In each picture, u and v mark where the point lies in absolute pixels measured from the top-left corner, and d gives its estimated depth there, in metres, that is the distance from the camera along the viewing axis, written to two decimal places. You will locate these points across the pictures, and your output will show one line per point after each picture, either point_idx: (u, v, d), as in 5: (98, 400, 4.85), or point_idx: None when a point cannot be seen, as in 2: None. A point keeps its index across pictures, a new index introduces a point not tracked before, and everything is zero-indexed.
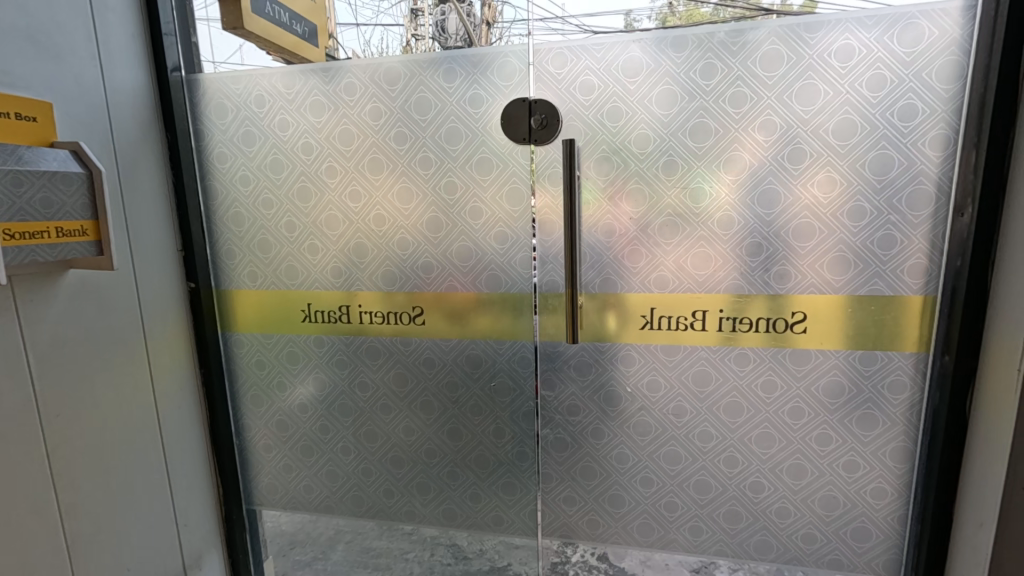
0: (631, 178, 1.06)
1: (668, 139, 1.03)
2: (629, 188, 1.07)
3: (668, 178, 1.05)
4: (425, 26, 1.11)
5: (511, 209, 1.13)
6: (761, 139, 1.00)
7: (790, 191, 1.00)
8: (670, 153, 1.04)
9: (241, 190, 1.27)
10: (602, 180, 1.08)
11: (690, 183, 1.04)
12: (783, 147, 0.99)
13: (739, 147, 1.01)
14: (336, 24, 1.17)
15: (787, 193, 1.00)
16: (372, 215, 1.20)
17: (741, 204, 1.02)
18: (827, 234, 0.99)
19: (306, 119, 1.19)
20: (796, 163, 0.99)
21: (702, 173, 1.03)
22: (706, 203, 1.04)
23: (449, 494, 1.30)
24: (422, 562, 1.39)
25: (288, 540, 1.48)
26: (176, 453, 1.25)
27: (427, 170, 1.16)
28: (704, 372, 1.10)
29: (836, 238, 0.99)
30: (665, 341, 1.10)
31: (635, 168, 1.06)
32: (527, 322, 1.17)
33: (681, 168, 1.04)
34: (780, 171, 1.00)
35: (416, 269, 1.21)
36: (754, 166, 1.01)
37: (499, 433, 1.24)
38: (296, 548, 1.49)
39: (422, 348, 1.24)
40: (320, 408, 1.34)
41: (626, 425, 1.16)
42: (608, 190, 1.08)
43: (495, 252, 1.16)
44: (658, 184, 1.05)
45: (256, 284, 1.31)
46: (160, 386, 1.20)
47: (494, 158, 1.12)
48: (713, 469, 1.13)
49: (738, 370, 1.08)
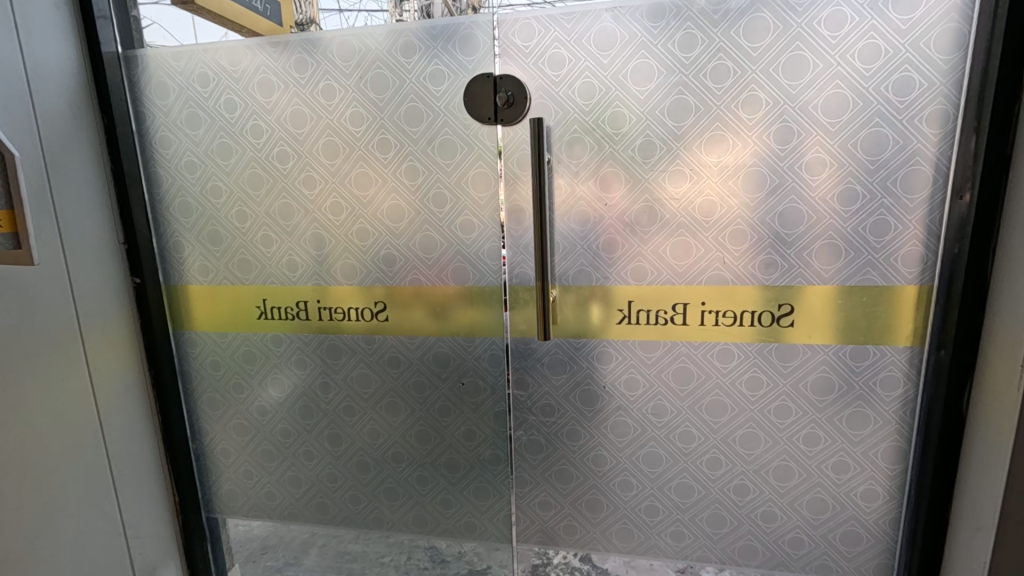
0: (606, 161, 0.98)
1: (645, 119, 0.95)
2: (604, 172, 0.99)
3: (646, 160, 0.97)
4: (409, 11, 1.00)
5: (477, 195, 1.05)
6: (744, 117, 0.92)
7: (778, 174, 0.92)
8: (647, 134, 0.96)
9: (187, 177, 1.17)
10: (573, 163, 1.00)
11: (670, 166, 0.96)
12: (769, 126, 0.91)
13: (722, 126, 0.93)
14: (318, 9, 1.04)
15: (773, 176, 0.92)
16: (328, 204, 1.11)
17: (724, 189, 0.95)
18: (816, 220, 0.92)
19: (255, 100, 1.09)
20: (783, 144, 0.91)
21: (681, 157, 0.95)
22: (687, 188, 0.96)
23: (419, 500, 1.23)
24: (399, 566, 1.31)
25: (259, 545, 1.41)
26: (122, 462, 1.17)
27: (386, 155, 1.07)
28: (685, 368, 1.02)
29: (825, 225, 0.92)
30: (644, 337, 1.03)
31: (611, 150, 0.98)
32: (498, 315, 1.09)
33: (659, 150, 0.96)
34: (767, 153, 0.92)
35: (378, 262, 1.12)
36: (738, 147, 0.93)
37: (469, 436, 1.17)
38: (266, 553, 1.41)
39: (387, 346, 1.16)
40: (281, 410, 1.26)
41: (604, 426, 1.09)
42: (583, 174, 1.00)
43: (461, 242, 1.07)
44: (636, 168, 0.97)
45: (207, 279, 1.22)
46: (102, 390, 1.11)
47: (458, 141, 1.03)
48: (695, 471, 1.07)
49: (721, 367, 1.01)
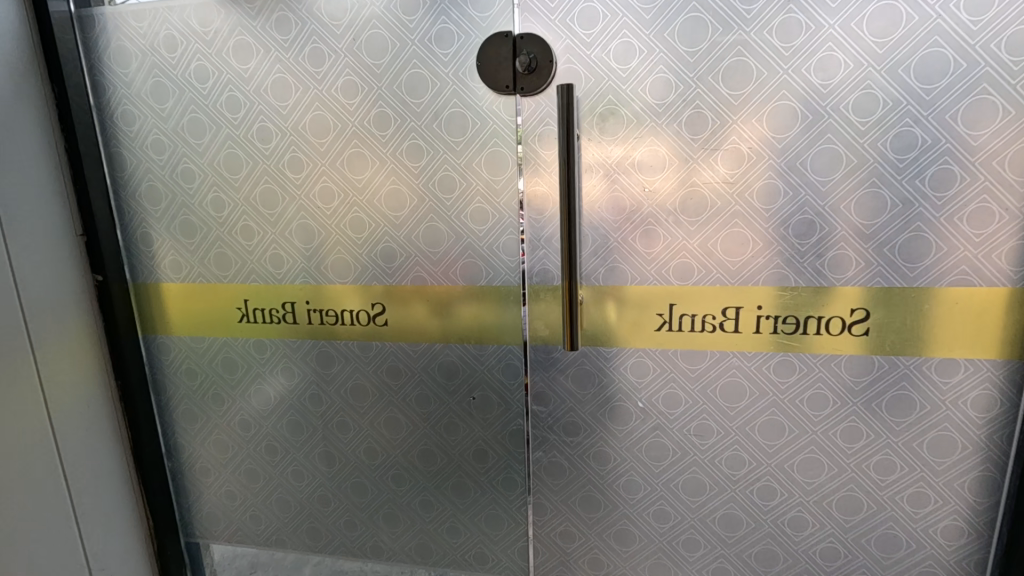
0: (647, 136, 0.82)
1: (695, 87, 0.79)
2: (643, 151, 0.83)
3: (695, 136, 0.81)
4: None
5: (491, 179, 0.89)
6: (818, 82, 0.76)
7: (856, 152, 0.77)
8: (696, 104, 0.80)
9: (154, 158, 1.01)
10: (607, 140, 0.84)
11: (723, 144, 0.80)
12: (848, 94, 0.75)
13: (789, 94, 0.77)
14: None
15: (850, 155, 0.77)
16: (317, 189, 0.95)
17: (787, 171, 0.79)
18: (901, 208, 0.77)
19: (230, 67, 0.93)
20: (863, 116, 0.75)
21: (737, 132, 0.79)
22: (743, 170, 0.80)
23: (422, 527, 1.08)
24: None
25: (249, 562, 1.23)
26: (85, 485, 1.02)
27: (384, 132, 0.91)
28: (736, 383, 0.88)
29: (912, 214, 0.77)
30: (687, 346, 0.88)
31: (652, 124, 0.82)
32: (514, 317, 0.94)
33: (711, 125, 0.80)
34: (843, 127, 0.76)
35: (375, 258, 0.96)
36: (808, 120, 0.77)
37: (481, 457, 1.02)
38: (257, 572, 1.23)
39: (385, 354, 1.01)
40: (266, 425, 1.11)
41: (637, 447, 0.94)
42: (617, 153, 0.84)
43: (472, 235, 0.92)
44: (682, 146, 0.82)
45: (179, 276, 1.06)
46: (58, 405, 0.96)
47: (469, 114, 0.87)
48: (743, 501, 0.92)
49: (779, 382, 0.86)
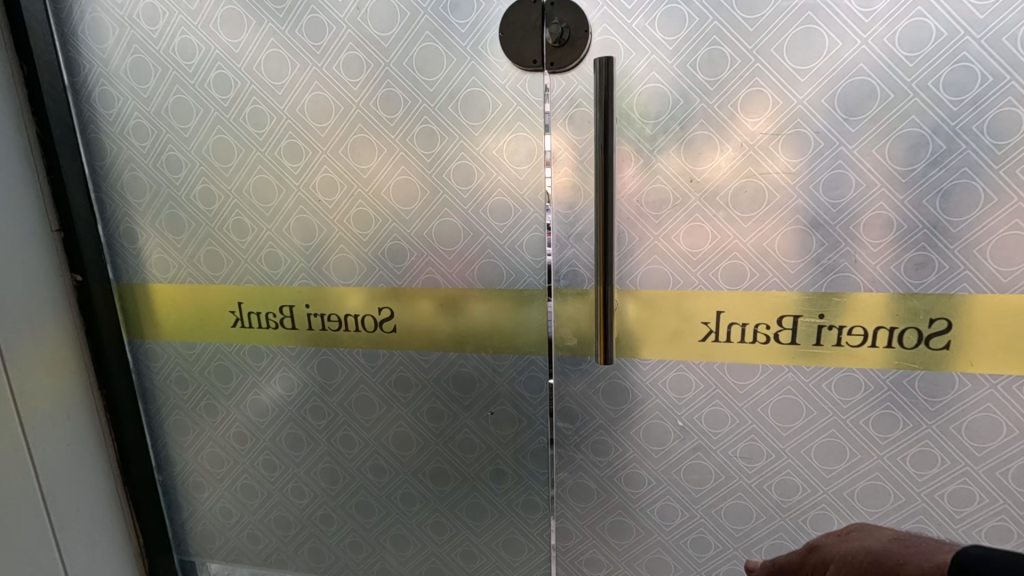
0: (695, 119, 0.72)
1: (754, 61, 0.68)
2: (690, 136, 0.72)
3: (751, 118, 0.70)
4: None
5: (514, 169, 0.78)
6: (902, 54, 0.64)
7: (945, 137, 0.65)
8: (755, 81, 0.69)
9: (137, 146, 0.91)
10: (648, 124, 0.73)
11: (786, 128, 0.69)
12: (939, 68, 0.64)
13: (867, 68, 0.65)
14: None
15: (938, 140, 0.66)
16: (317, 180, 0.85)
17: (861, 159, 0.68)
18: (996, 203, 0.66)
19: (219, 42, 0.83)
20: (955, 95, 0.64)
21: (803, 114, 0.68)
22: (808, 159, 0.69)
23: (434, 552, 0.99)
24: None
25: None
26: (67, 506, 0.93)
27: (392, 115, 0.80)
28: (790, 401, 0.78)
29: (1008, 211, 0.66)
30: (734, 359, 0.78)
31: (702, 105, 0.71)
32: (538, 325, 0.84)
33: (771, 106, 0.69)
34: (931, 107, 0.65)
35: (382, 257, 0.86)
36: (889, 99, 0.66)
37: (499, 477, 0.92)
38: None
39: (393, 363, 0.91)
40: (264, 439, 1.02)
41: (675, 470, 0.85)
42: (660, 139, 0.73)
43: (491, 232, 0.81)
44: (737, 130, 0.71)
45: (166, 277, 0.96)
46: (36, 420, 0.87)
47: (490, 94, 0.76)
48: (795, 530, 0.83)
49: (840, 401, 0.76)
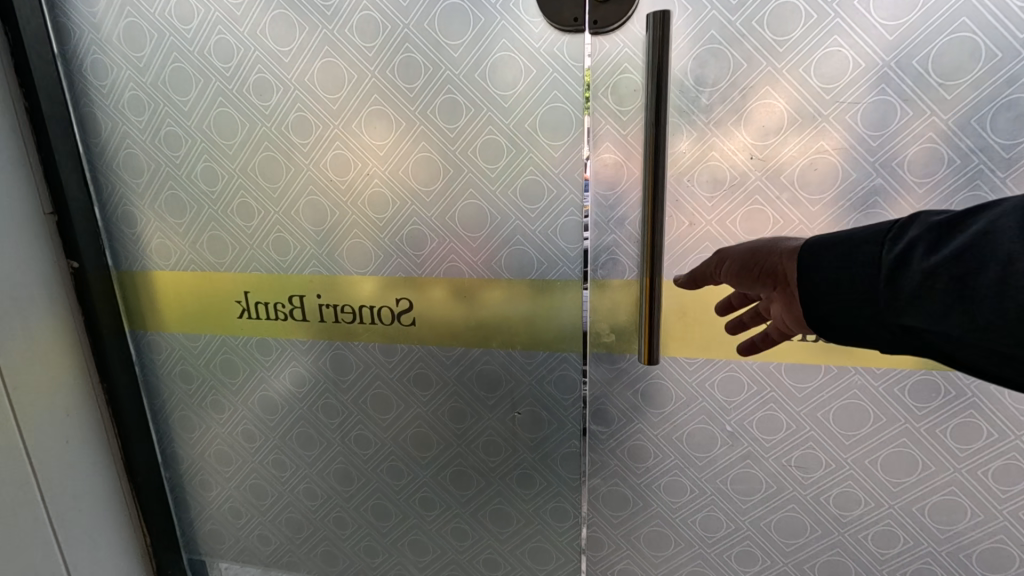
0: (760, 87, 0.63)
1: (833, 16, 0.59)
2: (752, 106, 0.63)
3: (826, 84, 0.61)
4: None
5: (549, 145, 0.70)
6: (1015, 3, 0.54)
7: None
8: (833, 40, 0.59)
9: (134, 121, 0.83)
10: (704, 93, 0.64)
11: (867, 96, 0.60)
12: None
13: (971, 23, 0.56)
14: None
15: None
16: (329, 158, 0.77)
17: (958, 131, 0.59)
18: None
19: (219, 3, 0.74)
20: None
21: (889, 78, 0.59)
22: (892, 131, 0.60)
23: (454, 558, 0.93)
24: None
25: None
26: (68, 508, 0.87)
27: (411, 84, 0.71)
28: (855, 406, 0.70)
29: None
30: (794, 359, 0.70)
31: (768, 69, 0.62)
32: (571, 319, 0.76)
33: (851, 70, 0.60)
34: None
35: (400, 243, 0.78)
36: (997, 58, 0.56)
37: (526, 482, 0.85)
38: None
39: (412, 359, 0.84)
40: (274, 437, 0.96)
41: (721, 479, 0.78)
42: (716, 109, 0.64)
43: (522, 216, 0.73)
44: (808, 98, 0.62)
45: (168, 264, 0.90)
46: (34, 418, 0.81)
47: (522, 58, 0.67)
48: (854, 547, 0.75)
49: (914, 407, 0.68)
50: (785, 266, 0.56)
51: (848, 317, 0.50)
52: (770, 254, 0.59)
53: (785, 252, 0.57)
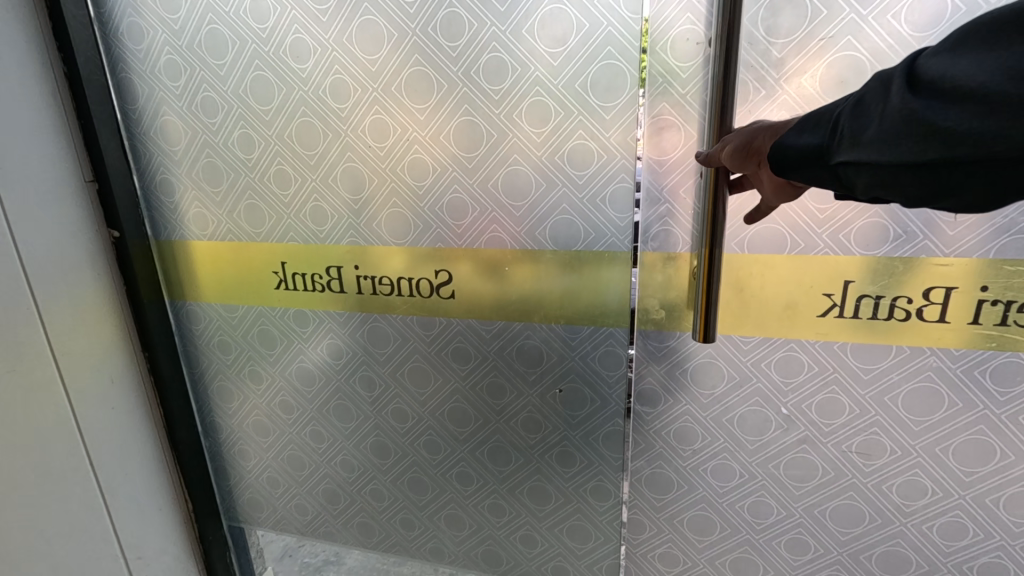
0: (841, 38, 0.58)
1: None
2: (830, 58, 0.59)
3: (919, 30, 0.56)
4: None
5: (599, 107, 0.65)
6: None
7: None
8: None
9: (170, 86, 0.81)
10: (776, 46, 0.60)
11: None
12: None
13: None
14: None
15: None
16: (367, 123, 0.74)
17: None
18: None
19: None
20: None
21: None
22: None
23: (491, 534, 0.92)
24: None
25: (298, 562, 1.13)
26: (115, 473, 0.89)
27: (454, 43, 0.67)
28: (928, 391, 0.65)
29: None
30: (862, 339, 0.65)
31: (853, 16, 0.57)
32: (618, 296, 0.72)
33: (950, 15, 0.55)
34: None
35: (440, 213, 0.75)
36: None
37: (566, 460, 0.83)
38: (303, 549, 1.12)
39: (450, 333, 0.82)
40: (310, 408, 0.96)
41: (773, 462, 0.74)
42: (788, 64, 0.60)
43: (569, 183, 0.69)
44: (895, 47, 0.57)
45: (206, 234, 0.89)
46: (80, 385, 0.82)
47: (572, 12, 0.63)
48: (917, 538, 0.72)
49: (997, 393, 0.63)
50: (764, 146, 0.48)
51: (797, 173, 0.43)
52: (752, 140, 0.49)
53: (766, 133, 0.48)
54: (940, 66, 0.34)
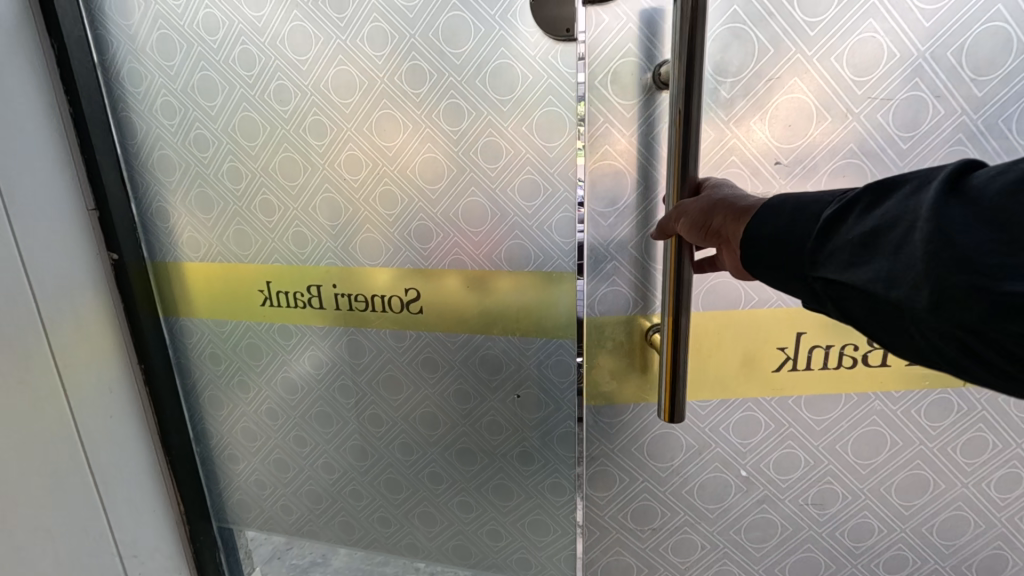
0: (787, 79, 0.66)
1: None
2: (777, 100, 0.67)
3: (857, 74, 0.64)
4: None
5: (543, 145, 0.75)
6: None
7: None
8: (868, 24, 0.63)
9: (166, 124, 0.90)
10: (725, 84, 0.67)
11: (901, 91, 0.64)
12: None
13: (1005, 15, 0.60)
14: None
15: None
16: (342, 158, 0.83)
17: (985, 132, 0.64)
18: None
19: (242, 15, 0.80)
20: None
21: (924, 70, 0.63)
22: (920, 133, 0.65)
23: (460, 529, 1.00)
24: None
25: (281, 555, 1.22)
26: (112, 477, 0.97)
27: (418, 91, 0.77)
28: (872, 433, 0.76)
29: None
30: (811, 389, 0.75)
31: (798, 56, 0.65)
32: (567, 310, 0.82)
33: (885, 60, 0.63)
34: None
35: (409, 238, 0.84)
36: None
37: (526, 460, 0.92)
38: (292, 551, 1.21)
39: (421, 344, 0.90)
40: (295, 415, 1.04)
41: (738, 526, 0.85)
42: (738, 101, 0.67)
43: (520, 212, 0.78)
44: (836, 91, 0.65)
45: (198, 255, 0.97)
46: (80, 395, 0.90)
47: (518, 66, 0.72)
48: (852, 561, 0.84)
49: (928, 430, 0.74)
50: (724, 227, 0.51)
51: (775, 267, 0.46)
52: (712, 216, 0.52)
53: (728, 213, 0.51)
54: (975, 200, 0.35)
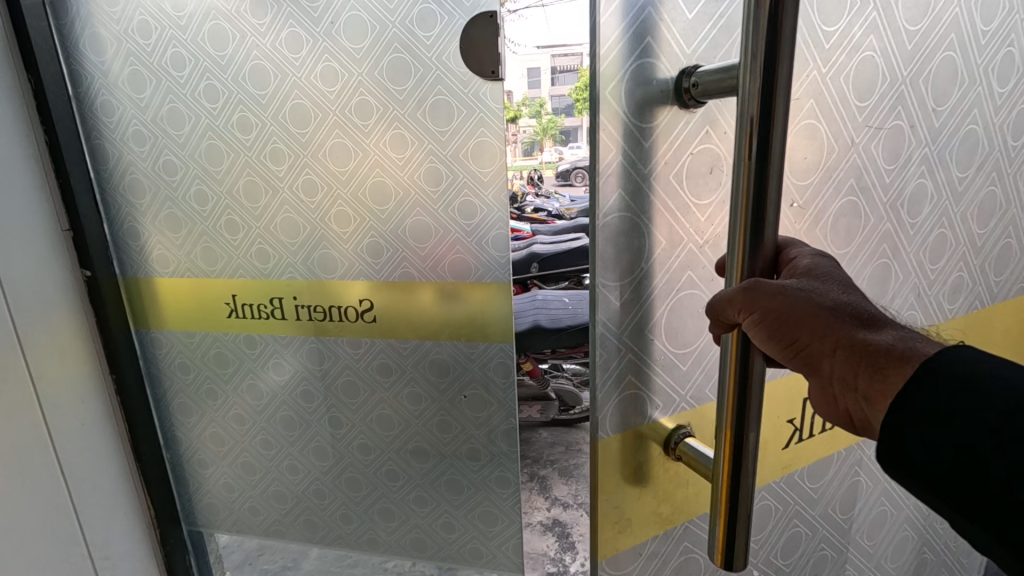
0: (806, 102, 0.54)
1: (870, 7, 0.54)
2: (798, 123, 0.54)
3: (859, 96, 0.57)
4: None
5: (478, 171, 0.85)
6: (980, 26, 0.62)
7: (989, 137, 0.69)
8: (869, 42, 0.56)
9: (138, 151, 0.98)
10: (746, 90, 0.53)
11: (888, 120, 0.60)
12: (995, 54, 0.65)
13: (955, 45, 0.62)
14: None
15: (986, 143, 0.69)
16: (300, 182, 0.92)
17: (937, 164, 0.66)
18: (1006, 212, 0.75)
19: (207, 54, 0.89)
20: (996, 90, 0.67)
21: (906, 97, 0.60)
22: (897, 170, 0.63)
23: (417, 523, 1.08)
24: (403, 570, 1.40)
25: (257, 546, 1.43)
26: (85, 482, 1.02)
27: (366, 122, 0.86)
28: (876, 512, 0.78)
29: (1005, 211, 0.74)
30: (808, 459, 0.68)
31: (815, 74, 0.53)
32: (506, 317, 0.91)
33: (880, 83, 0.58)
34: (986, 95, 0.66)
35: (362, 254, 0.93)
36: (962, 90, 0.64)
37: (474, 456, 1.00)
38: (264, 555, 1.43)
39: (376, 351, 0.98)
40: (260, 420, 1.11)
41: None
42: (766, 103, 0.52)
43: (461, 230, 0.88)
44: (846, 115, 0.57)
45: (168, 271, 1.04)
46: (54, 404, 0.95)
47: (455, 102, 0.82)
48: None
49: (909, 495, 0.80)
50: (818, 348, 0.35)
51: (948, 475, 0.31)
52: (800, 329, 0.36)
53: (823, 333, 0.35)
54: None
